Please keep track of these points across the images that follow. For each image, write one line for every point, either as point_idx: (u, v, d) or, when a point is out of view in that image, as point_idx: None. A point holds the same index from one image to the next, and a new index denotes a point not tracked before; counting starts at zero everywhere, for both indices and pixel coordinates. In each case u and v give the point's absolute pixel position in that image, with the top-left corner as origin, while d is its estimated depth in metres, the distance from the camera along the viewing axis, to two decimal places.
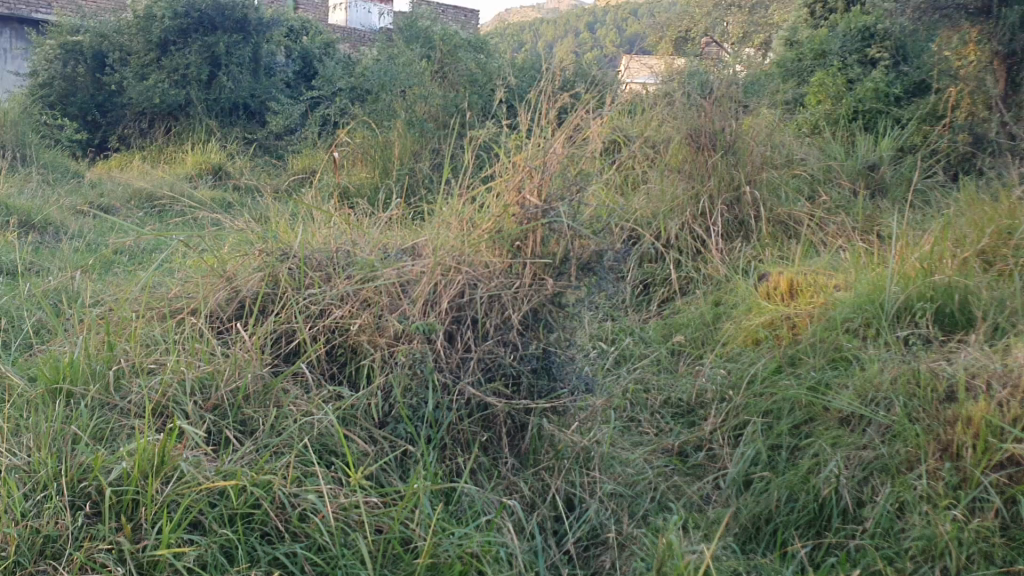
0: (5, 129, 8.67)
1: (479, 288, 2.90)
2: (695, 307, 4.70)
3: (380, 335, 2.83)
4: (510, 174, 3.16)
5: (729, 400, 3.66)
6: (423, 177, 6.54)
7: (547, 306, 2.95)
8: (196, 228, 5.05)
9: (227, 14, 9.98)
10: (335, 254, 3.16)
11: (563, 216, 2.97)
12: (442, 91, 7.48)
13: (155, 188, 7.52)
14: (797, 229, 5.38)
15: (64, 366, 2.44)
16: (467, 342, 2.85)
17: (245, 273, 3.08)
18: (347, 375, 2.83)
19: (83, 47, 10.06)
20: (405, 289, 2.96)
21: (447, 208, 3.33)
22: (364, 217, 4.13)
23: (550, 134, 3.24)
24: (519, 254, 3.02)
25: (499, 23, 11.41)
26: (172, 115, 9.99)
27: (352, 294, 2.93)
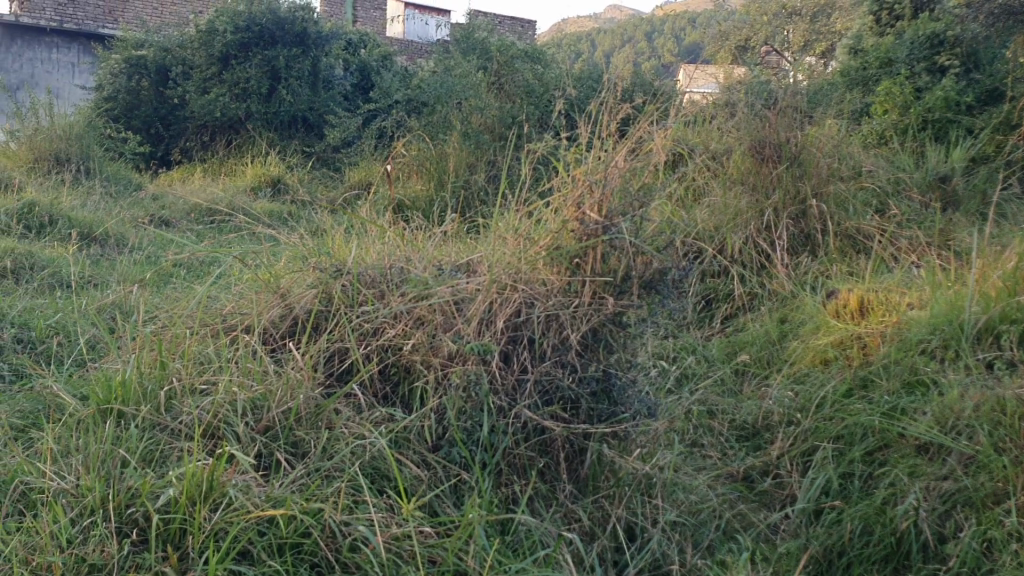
0: (71, 142, 8.84)
1: (537, 306, 2.80)
2: (759, 325, 4.53)
3: (433, 355, 2.74)
4: (569, 188, 3.05)
5: (796, 423, 3.50)
6: (478, 190, 6.48)
7: (607, 326, 2.84)
8: (253, 241, 5.05)
9: (287, 28, 10.08)
10: (390, 270, 3.08)
11: (624, 233, 2.86)
12: (498, 103, 7.42)
13: (214, 200, 7.60)
14: (866, 244, 5.19)
15: (115, 386, 2.37)
16: (524, 363, 2.76)
17: (299, 290, 3.03)
18: (401, 395, 2.75)
19: (147, 61, 10.23)
20: (460, 307, 2.87)
21: (504, 223, 3.24)
22: (420, 231, 4.07)
23: (611, 147, 3.13)
24: (578, 272, 2.91)
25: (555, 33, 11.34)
26: (232, 128, 10.12)
27: (406, 312, 2.85)
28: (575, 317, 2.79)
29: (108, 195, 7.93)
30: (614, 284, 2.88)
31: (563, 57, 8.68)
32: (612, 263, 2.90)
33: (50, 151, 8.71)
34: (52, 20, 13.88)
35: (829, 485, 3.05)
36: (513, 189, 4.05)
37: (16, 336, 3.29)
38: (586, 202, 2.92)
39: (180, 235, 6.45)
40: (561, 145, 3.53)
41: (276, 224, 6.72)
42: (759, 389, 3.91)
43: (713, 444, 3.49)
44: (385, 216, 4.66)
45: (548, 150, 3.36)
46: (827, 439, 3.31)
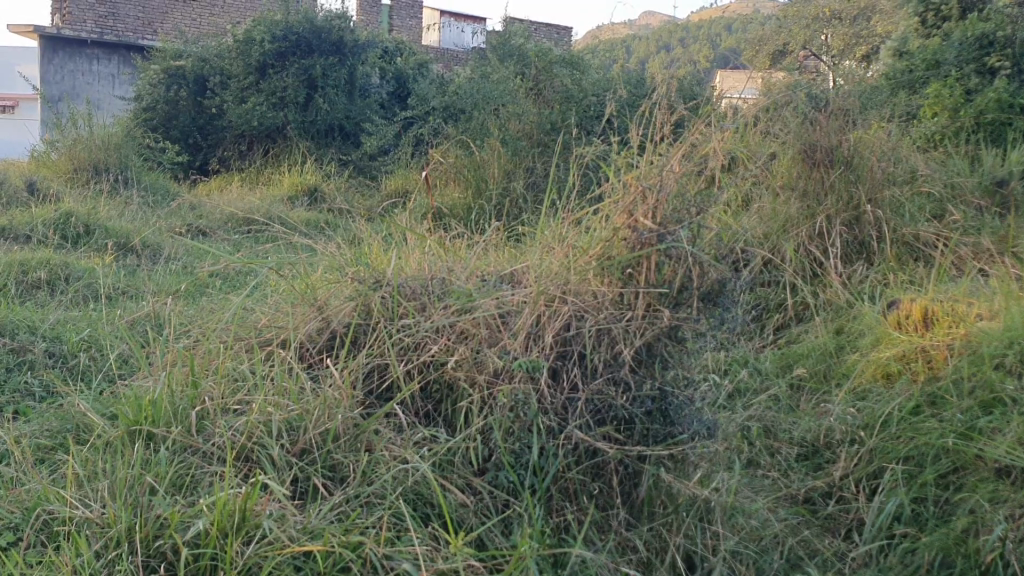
0: (110, 153, 8.85)
1: (587, 320, 2.65)
2: (814, 336, 4.33)
3: (478, 371, 2.58)
4: (620, 194, 2.89)
5: (860, 442, 3.30)
6: (518, 198, 6.33)
7: (662, 340, 2.66)
8: (290, 252, 4.94)
9: (324, 36, 10.04)
10: (431, 281, 2.93)
11: (683, 242, 2.66)
12: (537, 108, 7.26)
13: (252, 210, 7.54)
14: (925, 252, 4.96)
15: (145, 405, 2.25)
16: (574, 380, 2.60)
17: (337, 303, 2.89)
18: (443, 415, 2.61)
19: (186, 71, 10.24)
20: (506, 320, 2.71)
21: (551, 231, 3.08)
22: (461, 239, 3.93)
23: (665, 151, 2.96)
24: (631, 283, 2.73)
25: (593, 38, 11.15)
26: (270, 137, 10.08)
27: (448, 326, 2.71)
28: (629, 332, 2.62)
29: (146, 205, 7.91)
30: (671, 296, 2.69)
31: (602, 62, 8.51)
32: (669, 276, 2.70)
33: (89, 162, 8.72)
34: (92, 32, 14.00)
35: (901, 511, 2.89)
36: (558, 197, 3.90)
37: (47, 349, 3.19)
38: (640, 209, 2.73)
39: (217, 244, 6.38)
40: (610, 150, 3.37)
41: (313, 234, 6.63)
42: (817, 405, 3.72)
43: (771, 464, 3.30)
44: (424, 225, 4.53)
45: (597, 154, 3.19)
46: (894, 460, 3.12)
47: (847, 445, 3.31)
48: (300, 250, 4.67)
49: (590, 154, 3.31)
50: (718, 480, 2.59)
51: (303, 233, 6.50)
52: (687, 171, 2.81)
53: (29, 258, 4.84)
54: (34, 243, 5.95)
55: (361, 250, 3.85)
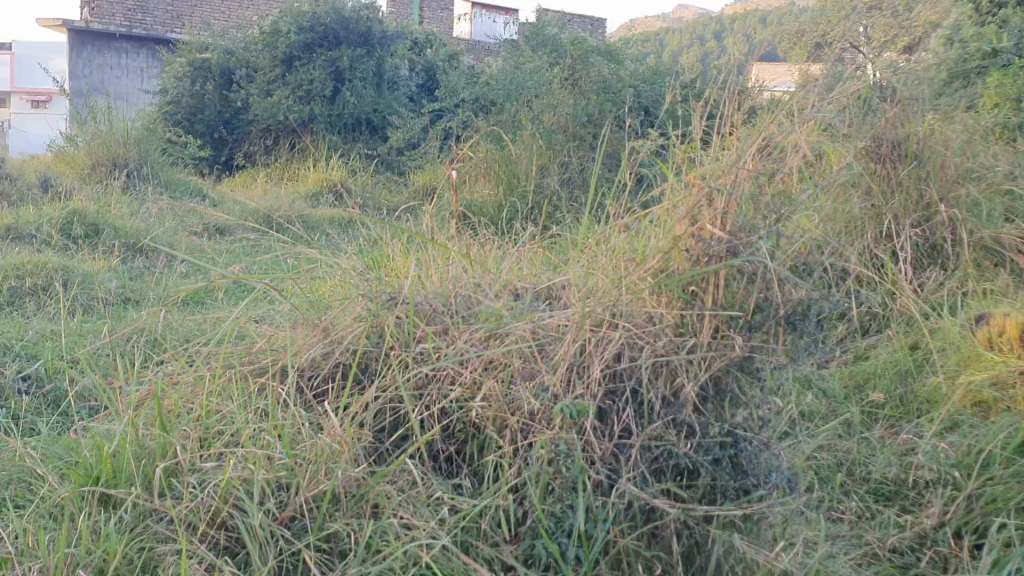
0: (129, 148, 8.51)
1: (642, 350, 2.21)
2: (887, 352, 3.83)
3: (511, 413, 2.17)
4: (681, 197, 2.43)
5: (955, 483, 2.82)
6: (554, 196, 5.88)
7: (732, 373, 2.22)
8: (310, 258, 4.53)
9: (352, 27, 9.63)
10: (454, 299, 2.49)
11: (762, 256, 2.18)
12: (573, 99, 6.78)
13: (274, 207, 7.15)
14: (1008, 257, 4.43)
15: (102, 460, 1.85)
16: (626, 422, 2.17)
17: (345, 323, 2.47)
18: (467, 460, 2.21)
19: (212, 64, 9.89)
20: (543, 347, 2.27)
21: (597, 244, 2.66)
22: (491, 245, 3.49)
23: (733, 145, 2.48)
24: (696, 304, 2.28)
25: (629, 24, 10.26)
26: (296, 131, 9.69)
27: (474, 355, 2.28)
28: (695, 364, 2.17)
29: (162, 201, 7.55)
30: (743, 320, 2.23)
31: (642, 51, 8.01)
32: (742, 296, 2.24)
33: (108, 157, 8.38)
34: (121, 26, 13.68)
35: None
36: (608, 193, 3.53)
37: (21, 372, 2.79)
38: (705, 215, 2.25)
39: (237, 244, 5.99)
40: (665, 144, 2.91)
41: (338, 234, 6.21)
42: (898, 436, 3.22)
43: (848, 508, 2.84)
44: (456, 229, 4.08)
45: (651, 147, 2.72)
46: (1002, 511, 2.67)
47: (940, 488, 2.82)
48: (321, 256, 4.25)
49: (643, 147, 2.84)
50: (800, 545, 2.12)
51: (325, 234, 6.09)
52: (765, 167, 2.32)
53: (28, 261, 4.47)
54: (39, 244, 5.58)
55: (380, 258, 3.41)
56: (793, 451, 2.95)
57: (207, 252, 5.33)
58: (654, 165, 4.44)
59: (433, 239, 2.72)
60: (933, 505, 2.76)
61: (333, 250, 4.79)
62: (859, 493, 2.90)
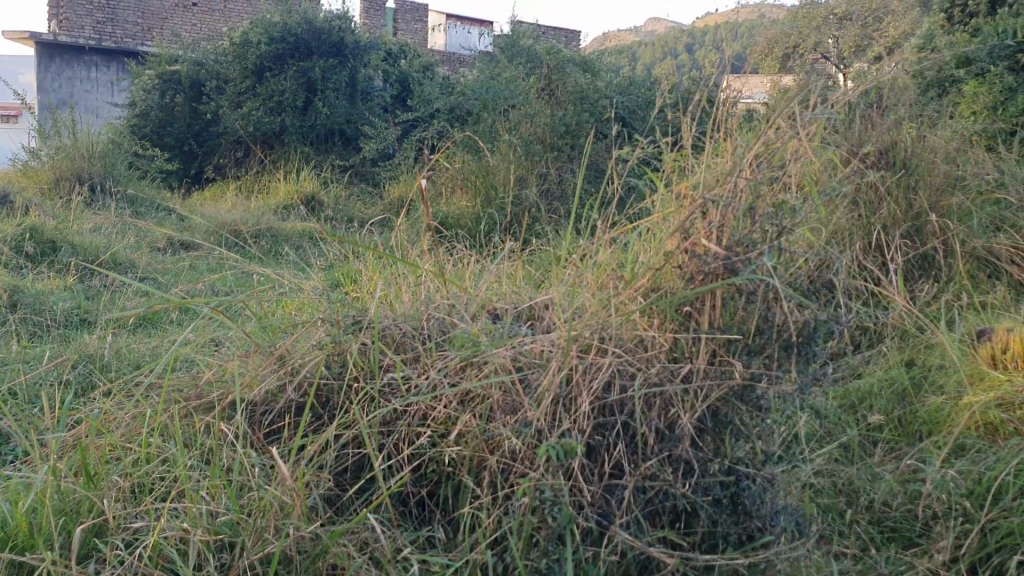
0: (94, 161, 8.19)
1: (635, 379, 1.98)
2: (882, 368, 3.59)
3: (490, 452, 1.95)
4: (671, 209, 2.22)
5: (966, 514, 2.62)
6: (532, 207, 5.69)
7: (733, 404, 2.02)
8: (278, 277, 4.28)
9: (324, 38, 9.40)
10: (424, 323, 2.26)
11: (764, 273, 1.97)
12: (550, 109, 6.57)
13: (243, 221, 6.88)
14: (1002, 268, 4.23)
15: (17, 521, 1.68)
16: (618, 459, 1.96)
17: (303, 351, 2.23)
18: (441, 505, 1.99)
19: (182, 75, 9.59)
20: (524, 375, 2.04)
21: (581, 260, 2.45)
22: (469, 260, 3.27)
23: (729, 150, 2.27)
24: (691, 326, 2.07)
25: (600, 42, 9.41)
26: (267, 143, 9.43)
27: (447, 385, 2.06)
28: (694, 394, 1.96)
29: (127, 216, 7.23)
30: (743, 344, 2.03)
31: (621, 61, 7.82)
32: (742, 317, 2.03)
33: (71, 171, 8.04)
34: (89, 38, 13.28)
35: None
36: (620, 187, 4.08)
37: None
38: (700, 229, 2.03)
39: (204, 261, 5.71)
40: (655, 153, 2.70)
41: (310, 249, 5.95)
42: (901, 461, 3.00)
43: (852, 541, 2.62)
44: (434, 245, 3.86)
45: (640, 154, 2.50)
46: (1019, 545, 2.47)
47: (948, 519, 2.61)
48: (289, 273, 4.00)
49: (631, 154, 2.62)
50: None
51: (295, 249, 5.85)
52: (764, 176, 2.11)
53: None
54: None
55: (350, 276, 3.18)
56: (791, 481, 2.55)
57: (173, 271, 5.05)
58: (639, 175, 4.25)
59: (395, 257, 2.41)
60: (944, 538, 2.56)
61: (304, 267, 4.55)
62: (863, 523, 2.67)
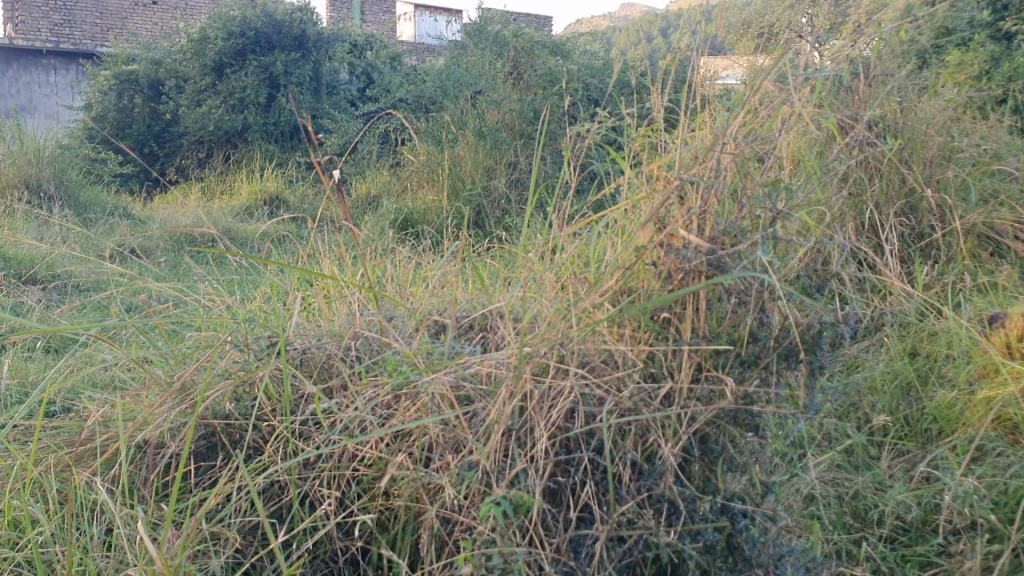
0: (42, 166, 7.24)
1: (605, 404, 1.63)
2: (882, 358, 2.91)
3: (430, 503, 1.60)
4: (642, 194, 1.86)
5: (993, 530, 2.13)
6: (500, 198, 5.37)
7: (725, 428, 1.67)
8: (227, 285, 3.83)
9: (285, 31, 8.92)
10: (352, 342, 1.90)
11: (756, 269, 1.62)
12: (517, 95, 6.13)
13: (200, 223, 6.31)
14: (1006, 245, 3.57)
15: None
16: (585, 501, 1.61)
17: (206, 380, 1.87)
18: (374, 566, 1.63)
19: (139, 75, 9.13)
20: (469, 406, 1.68)
21: (539, 257, 2.10)
22: (429, 262, 2.90)
23: (708, 124, 1.91)
24: (670, 335, 1.71)
25: (575, 27, 8.13)
26: (230, 142, 8.86)
27: (377, 422, 1.70)
28: (676, 419, 1.61)
29: (80, 222, 6.64)
30: (736, 357, 1.68)
31: (596, 44, 7.35)
32: (732, 324, 1.68)
33: (18, 178, 7.11)
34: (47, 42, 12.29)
35: None
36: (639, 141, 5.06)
37: None
38: (677, 217, 1.67)
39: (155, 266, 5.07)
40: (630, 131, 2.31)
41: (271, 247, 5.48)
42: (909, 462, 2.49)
43: (862, 557, 2.17)
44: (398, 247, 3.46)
45: (603, 128, 2.11)
46: None
47: (971, 535, 2.14)
48: (244, 284, 3.62)
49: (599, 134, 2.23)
50: None
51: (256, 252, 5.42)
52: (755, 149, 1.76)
53: None
54: None
55: (292, 285, 2.80)
56: (783, 501, 2.00)
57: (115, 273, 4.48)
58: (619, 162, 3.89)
59: (283, 270, 1.79)
60: (969, 558, 2.09)
61: (258, 272, 4.12)
62: (871, 539, 2.21)
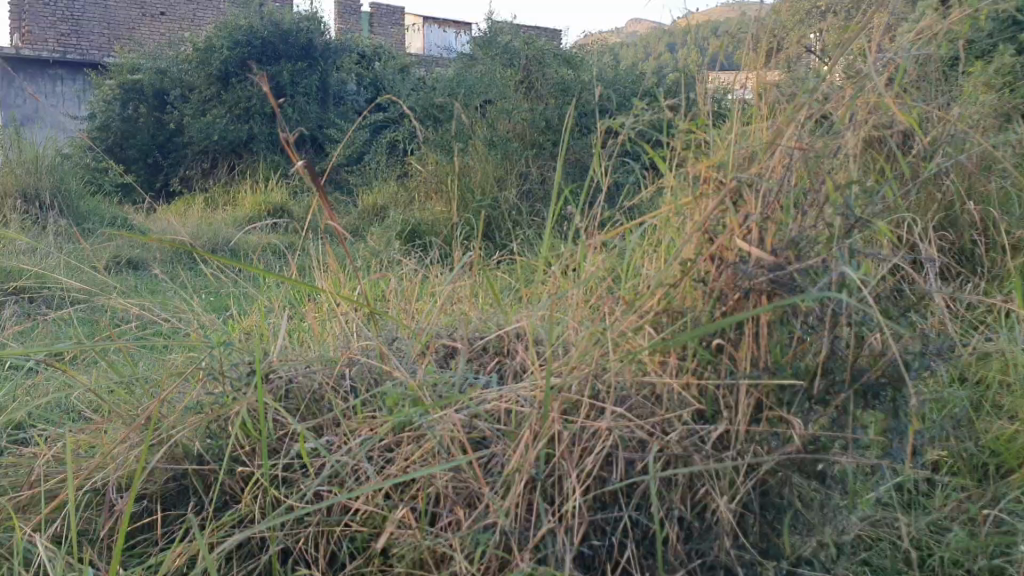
0: (41, 176, 6.84)
1: (648, 449, 1.36)
2: None
3: (436, 570, 1.33)
4: (686, 198, 1.58)
5: None
6: (511, 209, 5.08)
7: (791, 479, 1.40)
8: (218, 303, 3.51)
9: (291, 40, 8.58)
10: (346, 370, 1.63)
11: (833, 291, 1.35)
12: (529, 103, 5.83)
13: (200, 235, 5.96)
14: None
15: None
16: (623, 566, 1.35)
17: (175, 414, 1.61)
18: None
19: (144, 85, 8.66)
20: (483, 449, 1.41)
21: (563, 272, 1.82)
22: (436, 277, 2.62)
23: (764, 118, 1.63)
24: (724, 367, 1.44)
25: (589, 36, 7.81)
26: (235, 152, 8.48)
27: (374, 469, 1.42)
28: (736, 468, 1.34)
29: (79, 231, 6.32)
30: (805, 394, 1.40)
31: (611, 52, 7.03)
32: (798, 353, 1.41)
33: (15, 187, 6.70)
34: (51, 50, 11.92)
35: None
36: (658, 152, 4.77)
37: None
38: (735, 225, 1.40)
39: (153, 279, 4.69)
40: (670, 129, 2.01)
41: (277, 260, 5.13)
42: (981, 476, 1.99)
43: None
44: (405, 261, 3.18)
45: (640, 124, 1.82)
46: None
47: None
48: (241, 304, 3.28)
49: (633, 132, 1.94)
50: None
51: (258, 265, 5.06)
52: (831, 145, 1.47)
53: None
54: None
55: (287, 301, 2.52)
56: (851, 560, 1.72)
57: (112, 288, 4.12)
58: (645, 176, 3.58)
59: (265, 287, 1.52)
60: None
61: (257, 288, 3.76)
62: None
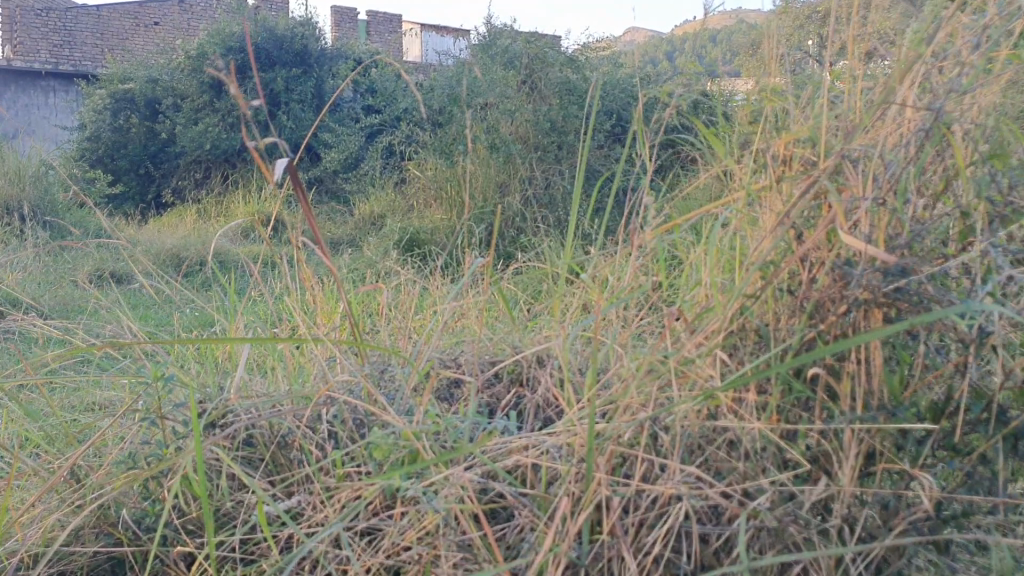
0: (23, 187, 6.39)
1: (728, 518, 1.01)
2: None
3: None
4: (762, 185, 1.21)
5: None
6: (515, 215, 4.74)
7: (916, 553, 1.05)
8: (198, 323, 3.06)
9: (286, 46, 8.12)
10: (322, 411, 1.26)
11: (977, 303, 0.99)
12: (531, 103, 5.19)
13: (186, 245, 5.38)
14: None
15: None
16: None
17: (101, 472, 1.24)
18: None
19: (135, 94, 7.97)
20: (506, 518, 1.04)
21: (595, 283, 1.46)
22: (442, 291, 2.26)
23: (859, 79, 1.25)
24: (822, 402, 1.08)
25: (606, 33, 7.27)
26: (229, 161, 7.92)
27: (361, 546, 1.06)
28: (850, 547, 0.98)
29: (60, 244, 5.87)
30: (935, 442, 1.05)
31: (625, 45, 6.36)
32: (921, 386, 1.06)
33: None
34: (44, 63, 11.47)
35: None
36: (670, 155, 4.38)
37: None
38: (839, 216, 1.04)
39: (137, 292, 4.31)
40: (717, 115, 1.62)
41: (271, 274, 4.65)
42: None
43: None
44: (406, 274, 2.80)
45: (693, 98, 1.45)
46: None
47: None
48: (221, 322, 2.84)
49: (679, 110, 1.56)
50: None
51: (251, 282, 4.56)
52: (961, 111, 1.11)
53: None
54: None
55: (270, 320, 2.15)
56: None
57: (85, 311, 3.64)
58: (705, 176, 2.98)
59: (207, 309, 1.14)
60: None
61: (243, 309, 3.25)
62: None
